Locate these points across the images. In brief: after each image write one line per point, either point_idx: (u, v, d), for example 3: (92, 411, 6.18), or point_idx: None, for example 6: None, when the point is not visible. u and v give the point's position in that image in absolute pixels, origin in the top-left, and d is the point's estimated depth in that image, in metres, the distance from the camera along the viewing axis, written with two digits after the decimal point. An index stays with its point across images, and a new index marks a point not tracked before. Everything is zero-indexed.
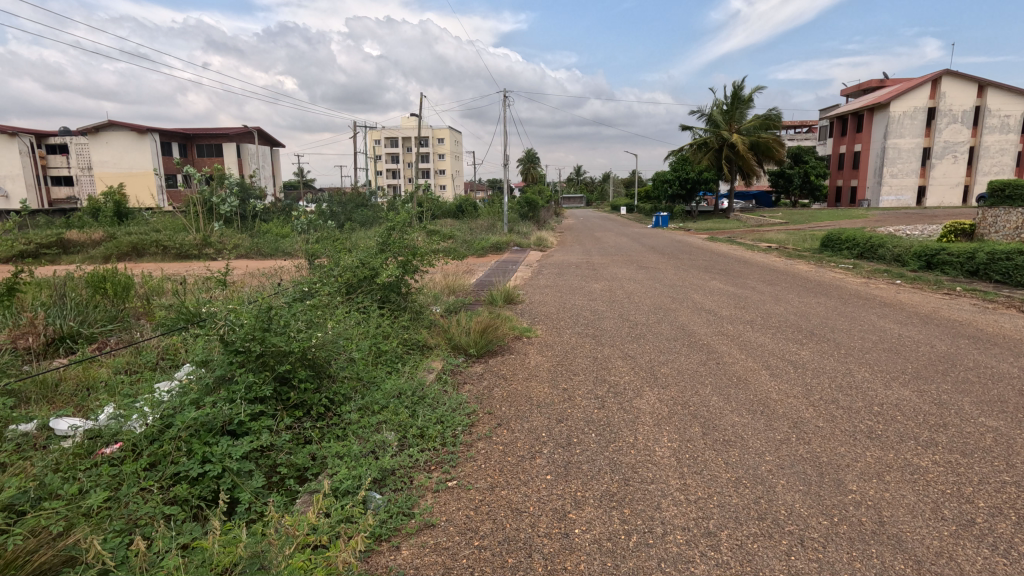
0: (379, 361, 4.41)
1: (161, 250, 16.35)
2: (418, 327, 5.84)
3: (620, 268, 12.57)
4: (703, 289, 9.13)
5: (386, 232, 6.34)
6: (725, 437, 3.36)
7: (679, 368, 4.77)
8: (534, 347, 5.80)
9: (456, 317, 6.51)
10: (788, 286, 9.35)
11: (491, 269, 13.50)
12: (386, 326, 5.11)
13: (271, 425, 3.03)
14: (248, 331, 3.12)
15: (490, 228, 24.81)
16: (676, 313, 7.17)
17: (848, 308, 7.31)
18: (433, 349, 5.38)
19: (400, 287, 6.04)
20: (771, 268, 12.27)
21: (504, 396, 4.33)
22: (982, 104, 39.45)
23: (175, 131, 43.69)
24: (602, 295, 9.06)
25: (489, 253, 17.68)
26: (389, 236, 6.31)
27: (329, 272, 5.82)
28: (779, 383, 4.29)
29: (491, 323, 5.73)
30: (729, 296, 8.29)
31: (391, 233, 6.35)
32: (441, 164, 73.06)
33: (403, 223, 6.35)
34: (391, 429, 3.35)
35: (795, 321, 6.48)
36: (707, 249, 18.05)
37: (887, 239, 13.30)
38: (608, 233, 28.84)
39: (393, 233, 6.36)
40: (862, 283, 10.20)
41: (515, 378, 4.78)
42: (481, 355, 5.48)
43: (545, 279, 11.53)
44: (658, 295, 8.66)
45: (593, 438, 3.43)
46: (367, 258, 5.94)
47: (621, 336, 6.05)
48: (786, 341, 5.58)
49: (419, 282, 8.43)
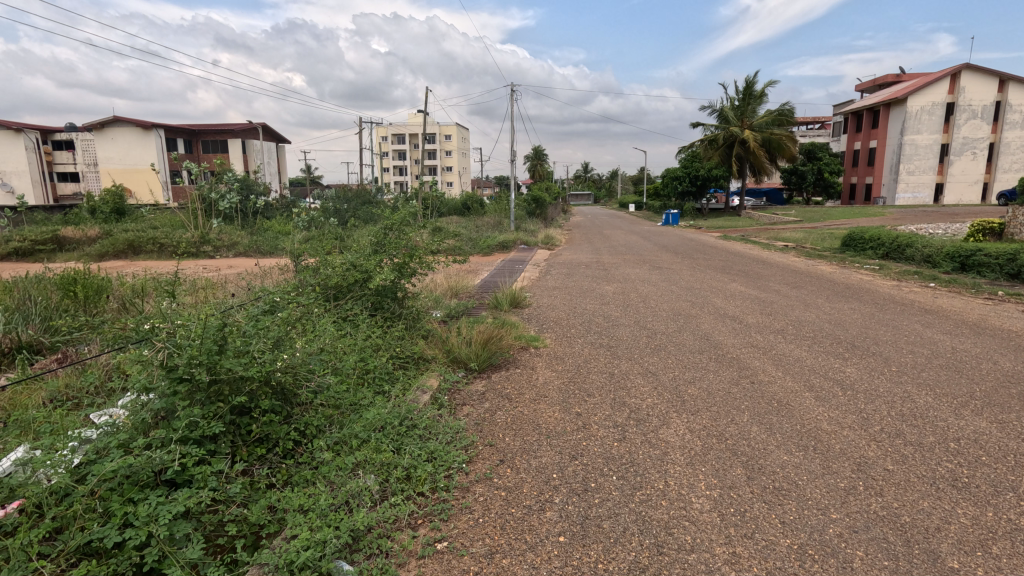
0: (364, 380, 3.84)
1: (157, 248, 15.88)
2: (414, 337, 5.27)
3: (632, 269, 11.95)
4: (724, 293, 8.50)
5: (381, 231, 5.80)
6: (775, 484, 2.77)
7: (708, 389, 4.17)
8: (542, 360, 5.21)
9: (456, 325, 5.93)
10: (815, 289, 8.71)
11: (498, 269, 12.90)
12: (375, 338, 4.54)
13: (221, 470, 2.48)
14: (195, 353, 2.55)
15: (496, 226, 24.22)
16: (698, 321, 6.57)
17: (887, 316, 6.66)
18: (430, 363, 4.81)
19: (395, 292, 5.47)
20: (793, 270, 11.59)
21: (508, 422, 3.75)
22: (1003, 98, 38.35)
23: (181, 127, 43.41)
24: (615, 299, 8.45)
25: (495, 252, 17.09)
26: (384, 236, 5.78)
27: (315, 276, 5.27)
28: (828, 410, 3.68)
29: (494, 333, 5.16)
30: (754, 301, 7.66)
31: (387, 232, 5.81)
32: (447, 160, 72.53)
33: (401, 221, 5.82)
34: (371, 472, 2.79)
35: (831, 331, 5.86)
36: (722, 248, 17.38)
37: (915, 239, 12.58)
38: (617, 230, 28.16)
39: (390, 232, 5.81)
40: (893, 286, 9.52)
41: (521, 399, 4.20)
42: (483, 370, 4.91)
43: (554, 280, 10.93)
44: (676, 300, 8.04)
45: (615, 483, 2.84)
46: (358, 259, 5.39)
47: (639, 348, 5.45)
48: (826, 356, 4.97)
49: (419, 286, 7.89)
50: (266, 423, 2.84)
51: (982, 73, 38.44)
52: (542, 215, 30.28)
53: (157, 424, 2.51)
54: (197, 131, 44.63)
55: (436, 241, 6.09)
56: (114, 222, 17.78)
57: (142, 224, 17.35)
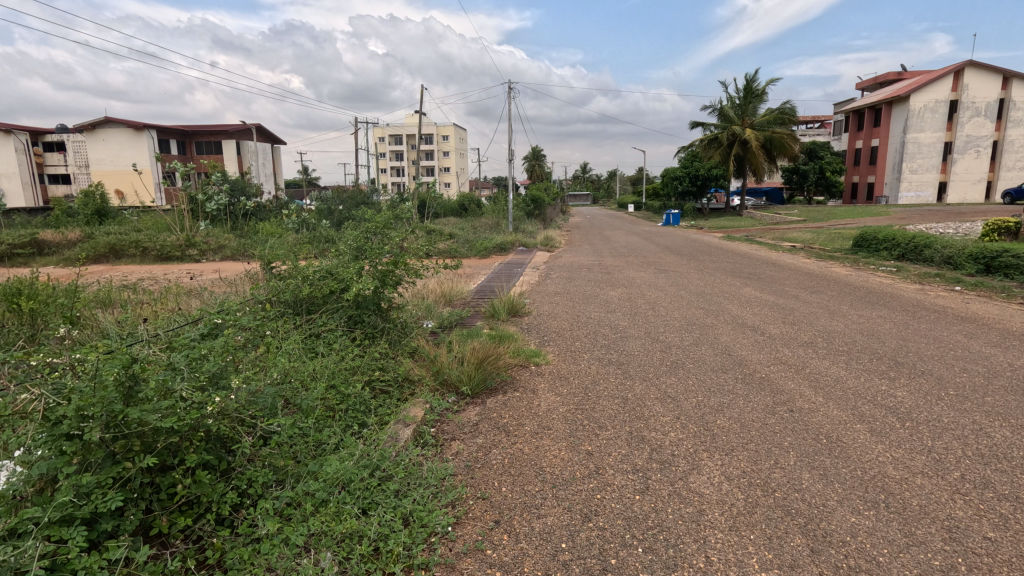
0: (331, 420, 3.21)
1: (140, 251, 15.24)
2: (398, 355, 4.64)
3: (637, 272, 11.35)
4: (738, 299, 7.90)
5: (362, 235, 5.16)
6: (850, 562, 2.15)
7: (740, 420, 3.54)
8: (544, 380, 4.58)
9: (447, 339, 5.30)
10: (836, 295, 8.10)
11: (495, 273, 12.29)
12: (350, 363, 3.92)
13: (118, 559, 1.85)
14: (86, 402, 1.92)
15: (495, 227, 23.62)
16: (716, 332, 5.94)
17: (923, 325, 6.06)
18: (416, 388, 4.19)
19: (379, 304, 4.84)
20: (807, 272, 10.97)
21: (506, 465, 3.13)
22: (1007, 96, 37.84)
23: (174, 128, 42.74)
24: (621, 306, 7.82)
25: (492, 254, 16.48)
26: (367, 240, 5.14)
27: (285, 288, 4.65)
28: (890, 449, 3.05)
29: (491, 351, 4.55)
30: (773, 309, 7.05)
31: (370, 236, 5.18)
32: (446, 161, 72.01)
33: (387, 225, 5.21)
34: (327, 548, 2.16)
35: (866, 344, 5.26)
36: (727, 249, 16.78)
37: (934, 239, 11.96)
38: (617, 231, 27.55)
39: (373, 238, 5.19)
40: (917, 290, 8.93)
41: (520, 433, 3.57)
42: (477, 395, 4.28)
43: (554, 284, 10.33)
44: (687, 307, 7.42)
45: (643, 560, 2.22)
46: (335, 268, 4.76)
47: (653, 365, 4.80)
48: (868, 375, 4.36)
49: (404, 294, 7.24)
50: (194, 483, 2.21)
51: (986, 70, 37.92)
52: (541, 215, 29.66)
53: (37, 495, 1.90)
54: (190, 132, 43.94)
55: (427, 244, 5.49)
56: (97, 225, 17.15)
57: (126, 227, 16.72)
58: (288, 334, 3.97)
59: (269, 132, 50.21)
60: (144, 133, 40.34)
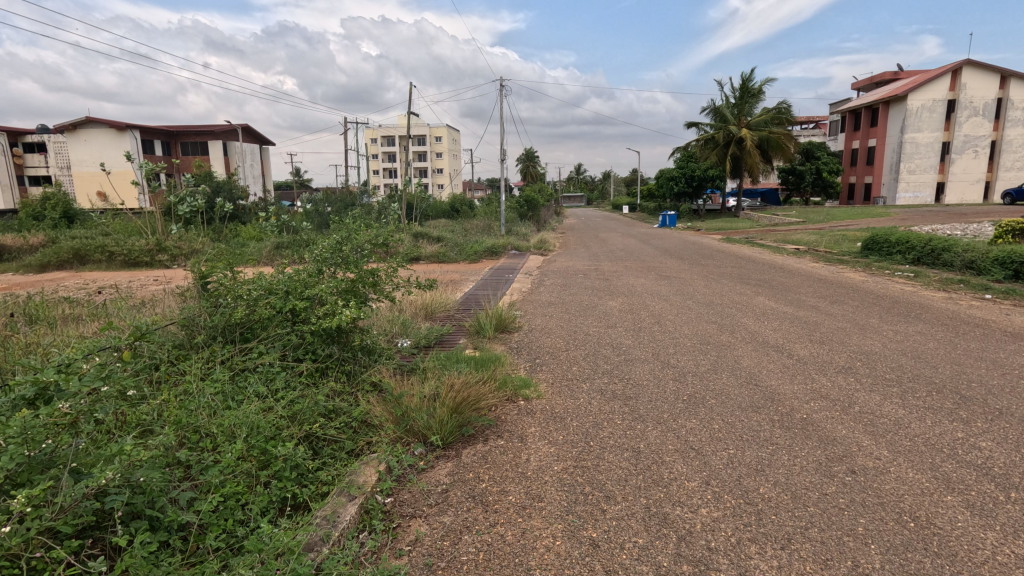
0: (233, 505, 2.38)
1: (106, 257, 14.33)
2: (357, 392, 3.76)
3: (637, 278, 10.56)
4: (753, 311, 7.10)
5: (324, 245, 4.28)
6: None
7: (789, 489, 2.70)
8: (535, 423, 3.73)
9: (418, 369, 4.43)
10: (860, 306, 7.32)
11: (484, 281, 11.44)
12: (281, 414, 3.07)
13: None
14: None
15: (487, 229, 22.84)
16: (734, 353, 5.12)
17: (972, 344, 5.28)
18: (375, 440, 3.33)
19: (337, 329, 3.95)
20: (819, 279, 10.19)
21: (481, 566, 2.27)
22: (1006, 95, 37.38)
23: (159, 129, 41.60)
24: (622, 319, 7.01)
25: (483, 259, 15.63)
26: (329, 251, 4.25)
27: (215, 310, 3.78)
28: (1007, 542, 2.23)
29: (470, 391, 3.69)
30: (795, 324, 6.25)
31: (335, 244, 4.31)
32: (439, 163, 71.11)
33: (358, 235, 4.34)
34: None
35: (915, 371, 4.46)
36: (729, 252, 16.03)
37: (953, 243, 11.22)
38: (614, 233, 26.77)
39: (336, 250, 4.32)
40: (944, 299, 8.14)
41: (501, 507, 2.72)
42: (450, 446, 3.41)
43: (548, 292, 9.51)
44: (697, 322, 6.61)
45: None
46: (282, 284, 3.91)
47: (666, 401, 3.96)
48: (934, 416, 3.55)
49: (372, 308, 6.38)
50: None
51: (984, 69, 37.45)
52: (535, 217, 28.83)
53: None
54: (175, 132, 42.89)
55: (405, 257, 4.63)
56: (63, 228, 16.21)
57: (93, 230, 15.78)
58: (201, 384, 3.11)
59: (257, 133, 49.14)
60: (126, 133, 39.21)
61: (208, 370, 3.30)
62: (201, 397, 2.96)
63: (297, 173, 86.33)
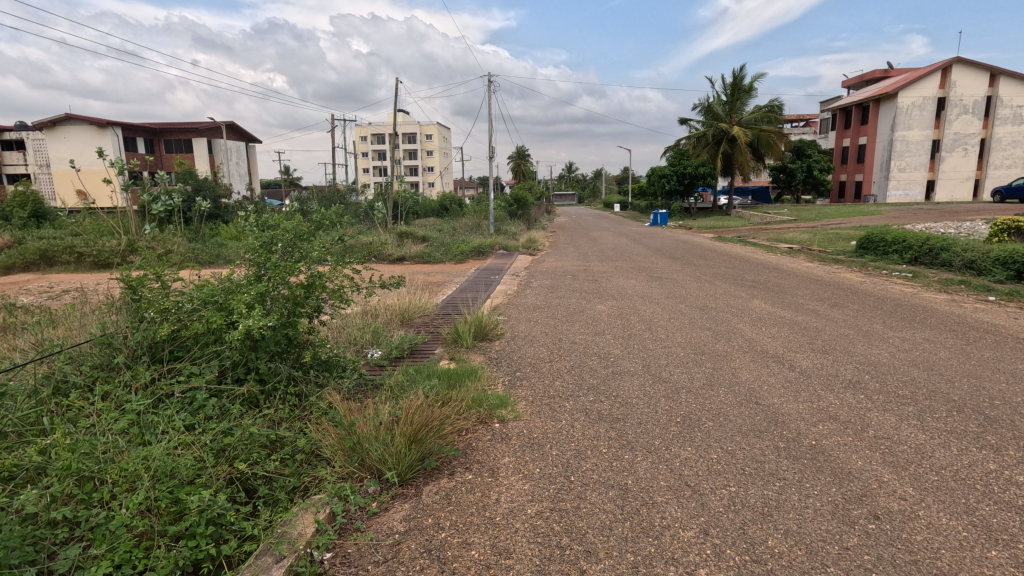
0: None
1: (74, 258, 13.75)
2: (304, 418, 3.28)
3: (627, 280, 10.17)
4: (750, 317, 6.68)
5: (263, 244, 3.74)
6: None
7: (803, 541, 2.27)
8: (509, 451, 3.29)
9: (381, 388, 3.97)
10: (862, 309, 6.96)
11: (470, 282, 10.99)
12: (197, 455, 2.58)
13: None
14: None
15: (475, 228, 22.41)
16: (731, 366, 4.71)
17: (985, 353, 4.91)
18: (319, 477, 2.87)
19: (281, 343, 3.46)
20: (815, 280, 9.82)
21: None
22: (995, 93, 37.39)
23: (141, 126, 40.74)
24: (611, 324, 6.60)
25: (470, 259, 15.18)
26: (269, 252, 3.71)
27: (138, 327, 3.28)
28: None
29: (432, 416, 3.23)
30: (795, 331, 5.84)
31: (276, 243, 3.77)
32: (429, 161, 70.51)
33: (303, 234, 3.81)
34: None
35: (930, 386, 4.07)
36: (722, 252, 15.70)
37: (952, 242, 10.92)
38: (604, 232, 26.41)
39: (280, 250, 3.80)
40: (947, 300, 7.81)
41: (460, 566, 2.27)
42: (407, 482, 2.94)
43: (534, 295, 9.08)
44: (690, 328, 6.19)
45: None
46: (215, 292, 3.42)
47: (657, 424, 3.54)
48: (959, 441, 3.14)
49: (336, 317, 5.92)
50: None
51: (974, 67, 37.43)
52: (525, 216, 28.39)
53: None
54: (158, 130, 42.06)
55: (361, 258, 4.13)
56: (32, 229, 15.59)
57: (63, 230, 15.17)
58: (101, 423, 2.63)
59: (243, 131, 48.30)
60: (108, 131, 38.33)
61: (117, 403, 2.82)
62: (101, 438, 2.50)
63: (285, 172, 85.35)
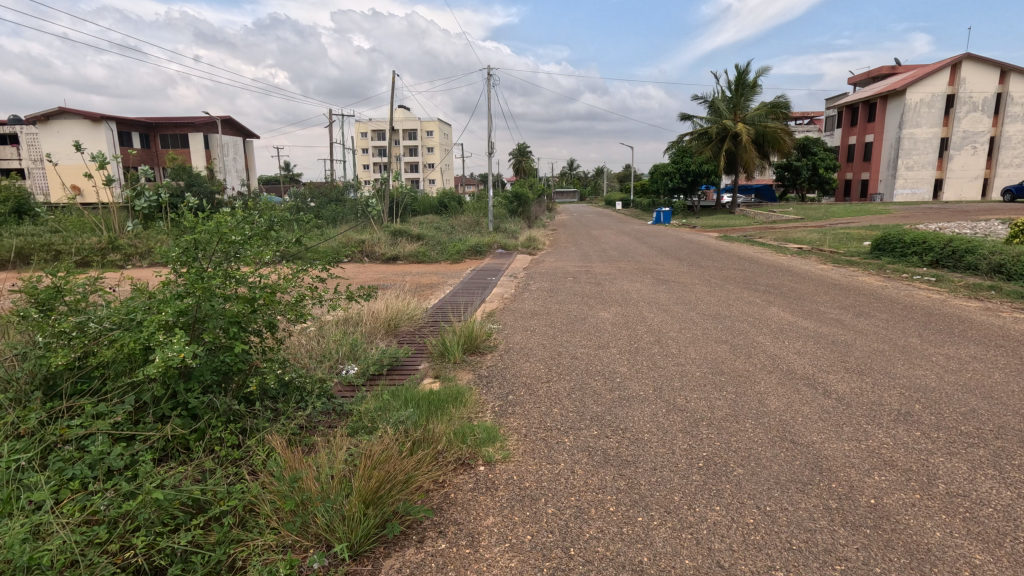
0: None
1: (51, 256, 13.07)
2: (239, 472, 2.69)
3: (631, 283, 9.56)
4: (770, 328, 6.05)
5: (188, 250, 3.43)
6: None
7: None
8: (495, 507, 2.67)
9: (346, 426, 3.40)
10: (891, 320, 6.34)
11: (466, 285, 10.36)
12: (75, 527, 2.02)
13: None
14: None
15: (474, 226, 21.79)
16: (756, 391, 4.07)
17: None
18: (251, 548, 2.28)
19: (215, 369, 2.91)
20: (833, 284, 9.19)
21: None
22: (1005, 90, 36.65)
23: (136, 121, 40.02)
24: (616, 335, 5.99)
25: (467, 259, 14.56)
26: (194, 260, 3.41)
27: (35, 353, 2.70)
28: None
29: (397, 473, 2.61)
30: (823, 347, 5.21)
31: (200, 249, 3.46)
32: (429, 157, 69.80)
33: (236, 238, 3.54)
34: None
35: (996, 419, 3.44)
36: (729, 252, 15.09)
37: (976, 244, 10.28)
38: (606, 231, 25.77)
39: (207, 257, 3.48)
40: (979, 309, 7.20)
41: None
42: (361, 557, 2.32)
43: (532, 300, 8.46)
44: (703, 341, 5.56)
45: None
46: (135, 310, 2.89)
47: (676, 471, 2.92)
48: None
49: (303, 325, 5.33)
50: None
51: (984, 63, 36.66)
52: (525, 214, 27.75)
53: None
54: (154, 124, 41.35)
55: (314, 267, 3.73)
56: (11, 225, 14.93)
57: (41, 226, 14.51)
58: None
59: (240, 126, 47.57)
60: (102, 125, 37.58)
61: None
62: None
63: (285, 167, 84.56)
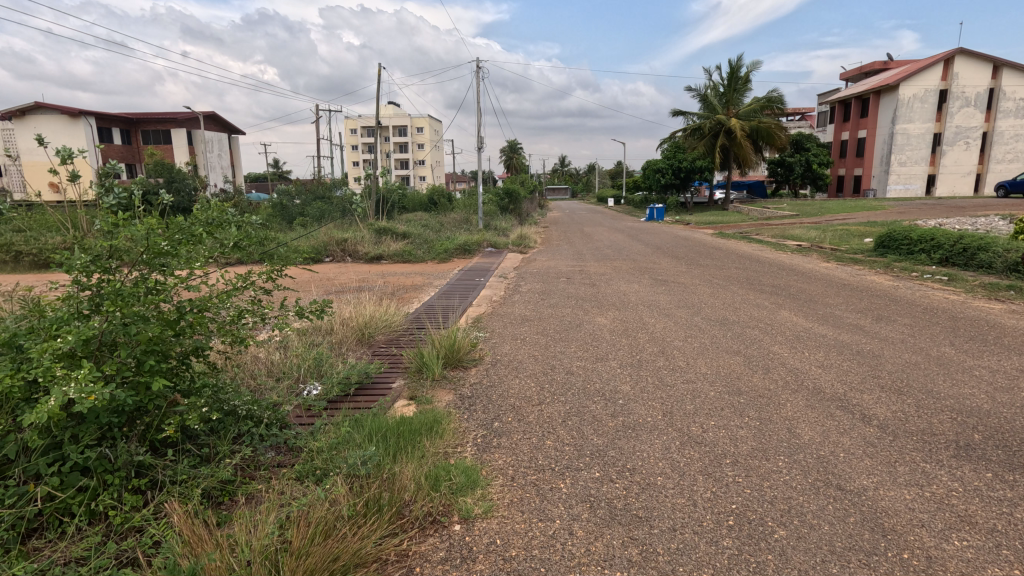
0: None
1: (12, 258, 12.30)
2: (135, 552, 2.11)
3: (627, 283, 9.00)
4: (785, 336, 5.47)
5: (104, 258, 2.80)
6: None
7: None
8: None
9: (291, 477, 2.85)
10: (914, 325, 5.79)
11: (452, 286, 9.71)
12: None
13: None
14: None
15: (463, 223, 21.16)
16: (782, 417, 3.47)
17: None
18: None
19: (124, 410, 2.27)
20: (842, 284, 8.66)
21: None
22: (997, 85, 36.49)
23: (117, 116, 38.93)
24: (616, 344, 5.41)
25: (454, 258, 13.94)
26: (110, 270, 2.79)
27: None
28: None
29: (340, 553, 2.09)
30: (848, 360, 4.64)
31: (118, 255, 2.86)
32: (420, 154, 68.99)
33: (170, 242, 2.92)
34: None
35: None
36: (727, 249, 14.57)
37: (988, 241, 9.81)
38: (599, 228, 25.16)
39: (125, 271, 2.90)
40: (1004, 311, 6.68)
41: None
42: None
43: (523, 303, 7.86)
44: (713, 353, 4.98)
45: None
46: (21, 336, 2.30)
47: (702, 534, 2.33)
48: None
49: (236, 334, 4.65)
50: None
51: (977, 58, 36.47)
52: (516, 211, 27.09)
53: None
54: (135, 120, 40.30)
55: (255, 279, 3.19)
56: None
57: None
58: None
59: (224, 122, 46.55)
60: (81, 121, 36.36)
61: None
62: None
63: (272, 164, 83.04)
